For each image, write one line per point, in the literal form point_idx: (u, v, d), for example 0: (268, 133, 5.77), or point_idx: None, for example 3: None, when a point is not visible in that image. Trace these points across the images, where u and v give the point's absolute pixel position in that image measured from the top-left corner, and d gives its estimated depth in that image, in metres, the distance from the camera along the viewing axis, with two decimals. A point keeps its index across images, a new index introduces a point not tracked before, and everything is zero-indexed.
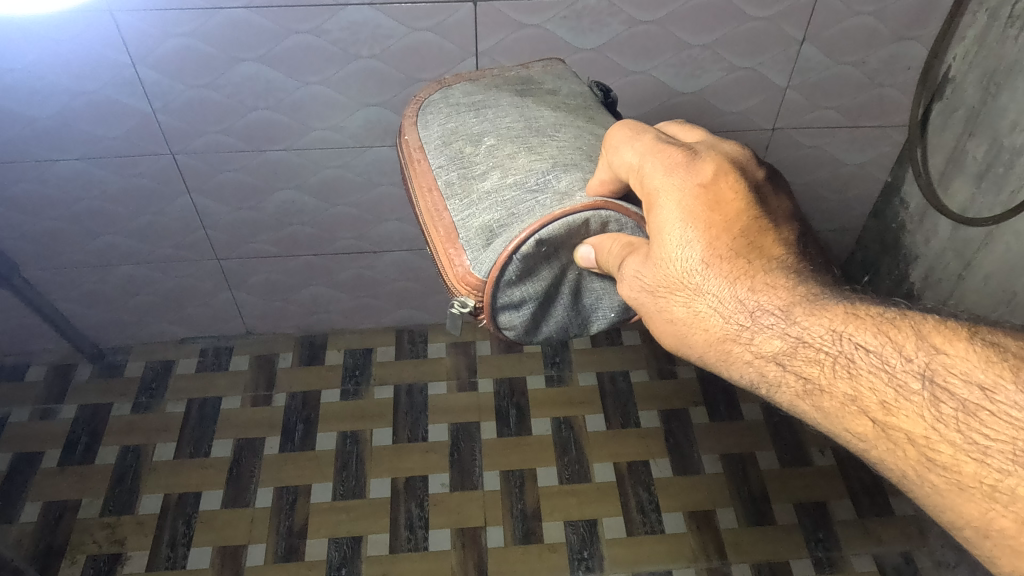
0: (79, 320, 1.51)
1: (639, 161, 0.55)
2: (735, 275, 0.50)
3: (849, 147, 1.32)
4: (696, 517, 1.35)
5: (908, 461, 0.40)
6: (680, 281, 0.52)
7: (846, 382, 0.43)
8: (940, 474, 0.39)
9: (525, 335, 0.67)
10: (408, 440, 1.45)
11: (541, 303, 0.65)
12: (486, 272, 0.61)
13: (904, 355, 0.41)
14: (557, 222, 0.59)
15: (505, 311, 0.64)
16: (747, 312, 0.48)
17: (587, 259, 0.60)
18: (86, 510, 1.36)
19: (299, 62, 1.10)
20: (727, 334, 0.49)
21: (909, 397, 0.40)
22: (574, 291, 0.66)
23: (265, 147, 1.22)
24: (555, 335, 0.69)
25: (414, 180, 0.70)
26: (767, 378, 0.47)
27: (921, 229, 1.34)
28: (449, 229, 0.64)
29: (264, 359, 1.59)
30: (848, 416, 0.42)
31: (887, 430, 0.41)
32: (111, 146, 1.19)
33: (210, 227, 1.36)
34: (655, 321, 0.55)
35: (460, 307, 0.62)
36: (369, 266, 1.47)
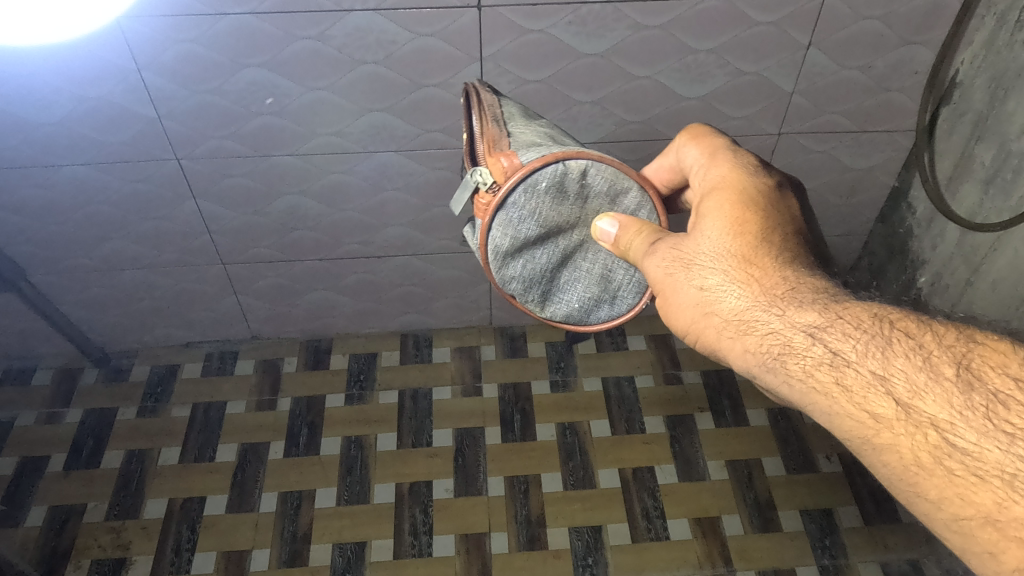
0: (85, 324, 1.52)
1: (715, 179, 0.67)
2: (782, 275, 0.58)
3: (856, 152, 1.32)
4: (701, 523, 1.35)
5: (930, 444, 0.44)
6: (732, 274, 0.60)
7: (878, 363, 0.49)
8: (961, 459, 0.43)
9: (500, 258, 0.74)
10: (412, 445, 1.45)
11: (542, 238, 0.74)
12: (530, 169, 0.70)
13: (942, 349, 0.47)
14: (608, 171, 0.72)
15: (514, 214, 0.72)
16: (791, 301, 0.56)
17: (606, 229, 0.70)
18: (91, 514, 1.36)
19: (304, 68, 1.10)
20: (767, 317, 0.56)
21: (941, 383, 0.45)
22: (566, 255, 0.77)
23: (270, 152, 1.22)
24: (517, 281, 0.76)
25: (484, 116, 0.82)
26: (800, 354, 0.53)
27: (928, 233, 1.33)
28: (498, 139, 0.77)
29: (269, 363, 1.59)
30: (875, 394, 0.48)
31: (911, 408, 0.46)
32: (117, 152, 1.19)
33: (215, 232, 1.36)
34: (693, 304, 0.62)
35: (484, 180, 0.73)
36: (374, 270, 1.47)
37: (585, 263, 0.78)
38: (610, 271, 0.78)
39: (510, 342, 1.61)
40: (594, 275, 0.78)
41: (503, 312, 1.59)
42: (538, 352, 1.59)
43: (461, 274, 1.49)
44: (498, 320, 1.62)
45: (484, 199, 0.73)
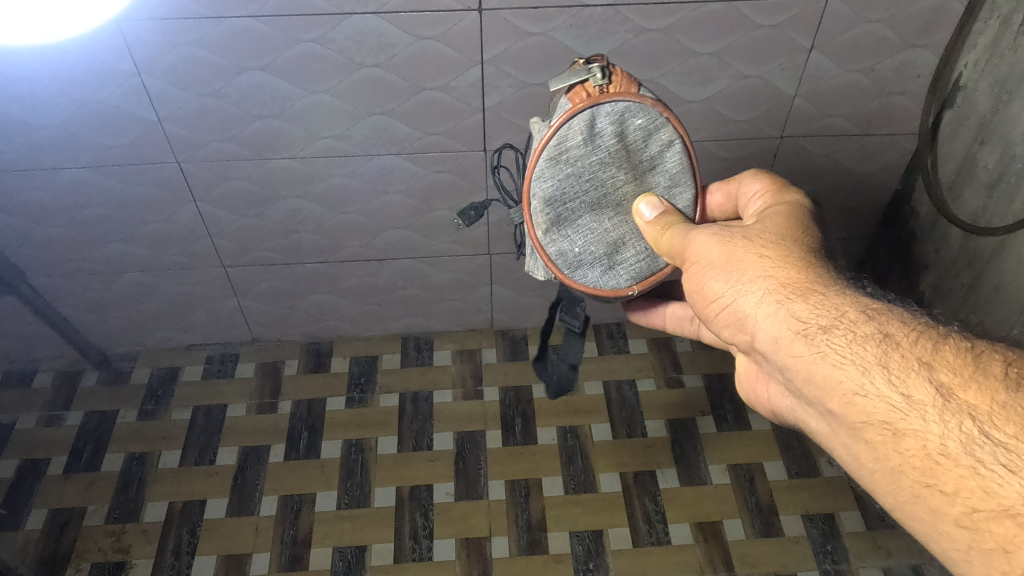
0: (85, 327, 1.51)
1: (782, 201, 0.76)
2: (839, 276, 0.66)
3: (859, 155, 1.31)
4: (703, 528, 1.34)
5: (964, 426, 0.52)
6: (793, 259, 0.68)
7: (928, 352, 0.57)
8: (989, 445, 0.51)
9: (555, 149, 0.78)
10: (413, 448, 1.45)
11: (601, 163, 0.79)
12: (640, 104, 0.78)
13: (988, 356, 0.55)
14: (683, 159, 0.81)
15: (601, 121, 0.77)
16: (848, 291, 0.64)
17: (653, 203, 0.79)
18: (91, 518, 1.36)
19: (305, 71, 1.10)
20: (823, 298, 0.64)
21: (983, 380, 0.54)
22: (603, 200, 0.80)
23: (271, 155, 1.22)
24: (548, 184, 0.79)
25: None
26: (852, 328, 0.60)
27: (932, 237, 1.32)
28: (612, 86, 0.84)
29: (269, 366, 1.58)
30: (919, 375, 0.56)
31: (951, 396, 0.54)
32: (118, 155, 1.19)
33: (216, 235, 1.36)
34: (746, 274, 0.69)
35: (599, 77, 0.78)
36: (374, 273, 1.47)
37: (610, 221, 0.81)
38: (622, 245, 0.82)
39: (511, 345, 1.61)
40: (606, 237, 0.81)
41: (504, 315, 1.59)
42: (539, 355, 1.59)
43: (462, 278, 1.49)
44: (499, 323, 1.61)
45: (587, 90, 0.78)
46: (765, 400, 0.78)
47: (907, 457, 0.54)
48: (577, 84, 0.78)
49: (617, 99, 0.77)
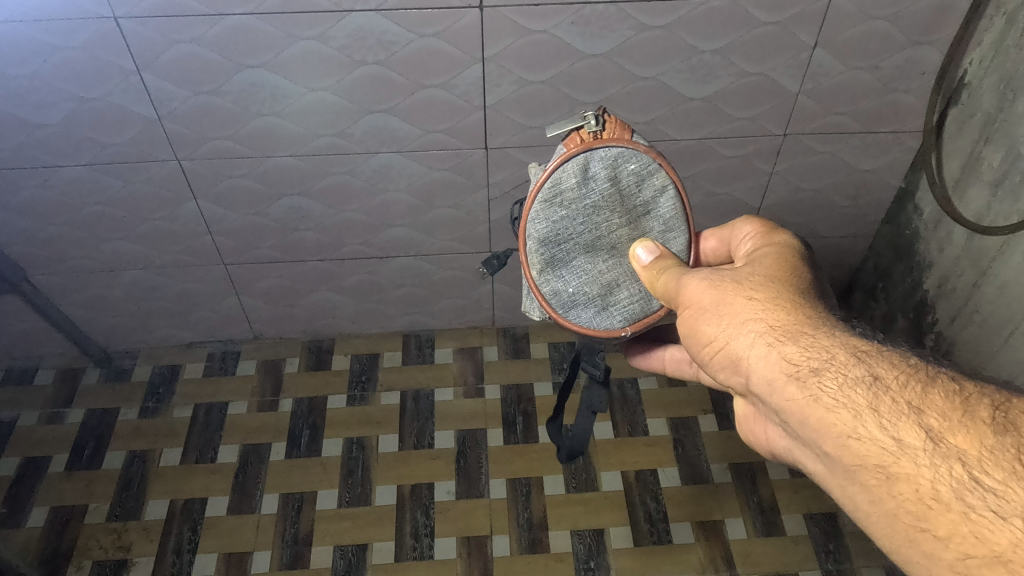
0: (86, 324, 1.51)
1: (768, 240, 0.74)
2: (828, 317, 0.63)
3: (862, 153, 1.30)
4: (704, 527, 1.34)
5: (954, 472, 0.48)
6: (780, 301, 0.65)
7: (915, 395, 0.53)
8: (981, 493, 0.47)
9: (550, 191, 0.79)
10: (414, 447, 1.45)
11: (595, 209, 0.79)
12: (631, 151, 0.79)
13: (978, 397, 0.52)
14: (678, 206, 0.80)
15: (595, 162, 0.78)
16: (835, 334, 0.61)
17: (648, 249, 0.77)
18: (92, 516, 1.36)
19: (305, 68, 1.09)
20: (808, 340, 0.61)
21: (973, 422, 0.50)
22: (596, 241, 0.80)
23: (271, 153, 1.21)
24: (541, 227, 0.80)
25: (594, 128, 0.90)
26: (837, 372, 0.57)
27: (935, 236, 1.31)
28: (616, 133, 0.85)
29: (270, 364, 1.58)
30: (905, 420, 0.52)
31: (942, 440, 0.50)
32: (118, 153, 1.19)
33: (216, 232, 1.35)
34: (734, 316, 0.66)
35: (593, 119, 0.78)
36: (375, 271, 1.46)
37: (604, 264, 0.81)
38: (616, 287, 0.81)
39: (512, 343, 1.60)
40: (600, 279, 0.81)
41: (506, 313, 1.58)
42: (541, 353, 1.58)
43: (463, 276, 1.49)
44: (500, 321, 1.61)
45: (582, 136, 0.79)
46: (766, 442, 0.73)
47: (899, 502, 0.50)
48: (573, 130, 0.79)
49: (611, 142, 0.78)
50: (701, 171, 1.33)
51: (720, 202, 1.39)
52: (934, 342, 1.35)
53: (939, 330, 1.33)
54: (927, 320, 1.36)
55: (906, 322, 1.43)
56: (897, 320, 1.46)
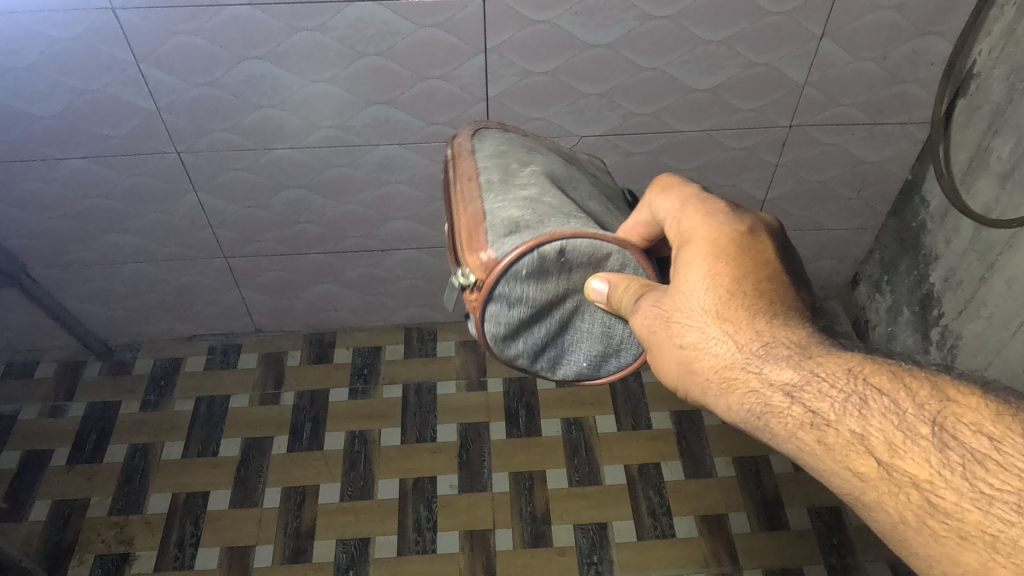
0: (87, 317, 1.51)
1: (677, 206, 0.59)
2: (749, 312, 0.50)
3: (868, 144, 1.29)
4: (708, 521, 1.33)
5: (911, 504, 0.38)
6: (695, 312, 0.52)
7: (854, 420, 0.41)
8: (940, 520, 0.37)
9: (501, 347, 0.65)
10: (416, 440, 1.44)
11: (535, 314, 0.63)
12: (507, 255, 0.61)
13: (916, 399, 0.40)
14: (590, 239, 0.60)
15: (497, 306, 0.61)
16: (761, 344, 0.48)
17: (599, 293, 0.60)
18: (94, 509, 1.36)
19: (304, 59, 1.07)
20: (735, 362, 0.49)
21: (916, 440, 0.39)
22: (565, 322, 0.66)
23: (271, 145, 1.20)
24: (521, 360, 0.67)
25: (455, 179, 0.74)
26: (770, 407, 0.46)
27: (942, 228, 1.30)
28: (477, 212, 0.65)
29: (272, 357, 1.58)
30: (852, 454, 0.41)
31: (892, 469, 0.39)
32: (117, 145, 1.18)
33: (217, 225, 1.34)
34: (665, 350, 0.55)
35: (464, 275, 0.61)
36: (377, 263, 1.45)
37: (584, 321, 0.66)
38: (612, 325, 0.66)
39: None
40: (604, 335, 0.67)
41: None
42: None
43: None
44: None
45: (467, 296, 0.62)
46: None
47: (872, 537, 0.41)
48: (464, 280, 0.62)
49: (486, 270, 0.61)
50: (705, 163, 1.31)
51: (724, 194, 1.38)
52: (940, 335, 1.33)
53: (945, 323, 1.31)
54: (933, 313, 1.35)
55: (912, 315, 1.41)
56: (903, 313, 1.44)
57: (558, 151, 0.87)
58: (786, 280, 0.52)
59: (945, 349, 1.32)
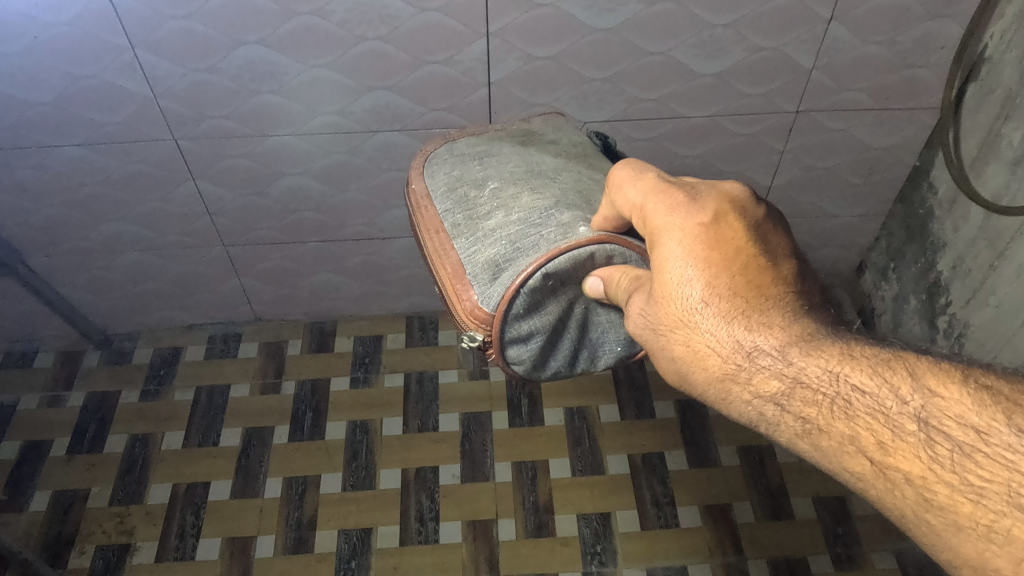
0: (85, 306, 1.49)
1: (643, 200, 0.59)
2: (732, 313, 0.51)
3: (876, 130, 1.27)
4: (712, 511, 1.33)
5: (907, 501, 0.40)
6: (681, 318, 0.53)
7: (844, 423, 0.43)
8: (937, 514, 0.39)
9: (534, 370, 0.74)
10: (418, 430, 1.43)
11: (549, 337, 0.71)
12: (495, 306, 0.68)
13: (900, 397, 0.42)
14: (565, 256, 0.66)
15: (514, 346, 0.70)
16: (744, 351, 0.49)
17: (596, 290, 0.66)
18: (95, 500, 1.35)
19: (303, 44, 1.05)
20: (725, 372, 0.50)
21: (904, 437, 0.41)
22: (582, 325, 0.73)
23: (269, 132, 1.18)
24: (562, 369, 0.75)
25: (422, 225, 0.78)
26: (766, 417, 0.48)
27: (950, 216, 1.28)
28: (456, 267, 0.72)
29: (272, 346, 1.56)
30: (846, 456, 0.42)
31: (885, 469, 0.41)
32: (113, 132, 1.16)
33: (215, 213, 1.33)
34: (659, 357, 0.56)
35: (471, 340, 0.70)
36: (378, 252, 1.44)
37: (603, 314, 0.73)
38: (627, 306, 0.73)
39: None
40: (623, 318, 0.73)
41: None
42: None
43: None
44: None
45: (486, 347, 0.71)
46: None
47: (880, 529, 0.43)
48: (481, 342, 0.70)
49: (489, 327, 0.69)
50: (710, 150, 1.30)
51: (729, 181, 1.36)
52: (947, 324, 1.32)
53: (952, 312, 1.30)
54: (941, 301, 1.33)
55: (919, 303, 1.40)
56: (909, 301, 1.43)
57: (512, 134, 0.90)
58: (763, 260, 0.52)
59: (952, 338, 1.31)
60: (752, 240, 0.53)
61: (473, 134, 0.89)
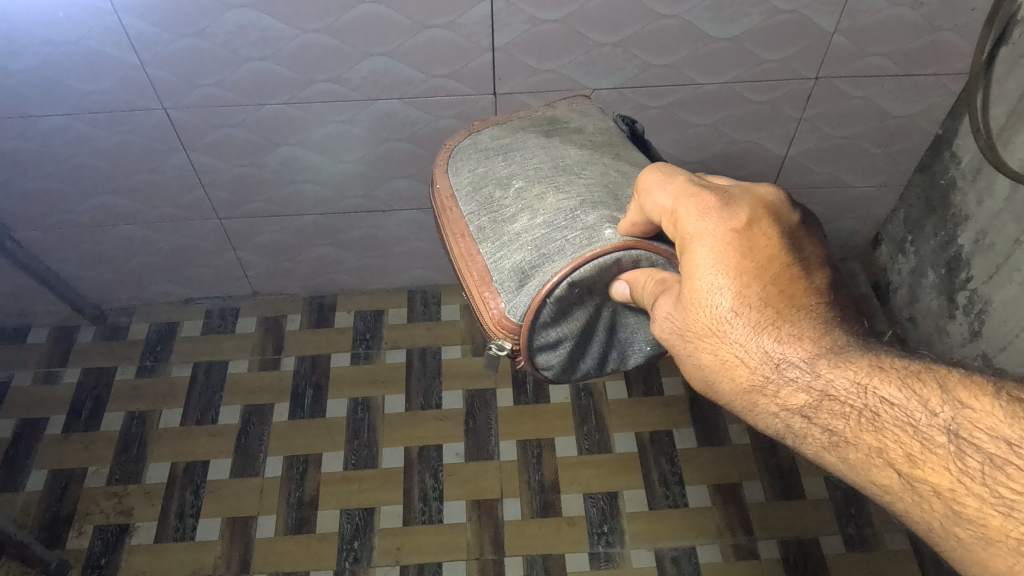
0: (78, 280, 1.45)
1: (674, 205, 0.57)
2: (761, 322, 0.48)
3: (898, 97, 1.21)
4: (721, 490, 1.30)
5: (935, 514, 0.39)
6: (709, 327, 0.51)
7: (872, 435, 0.42)
8: (966, 527, 0.37)
9: (564, 373, 0.74)
10: (421, 407, 1.40)
11: (578, 341, 0.71)
12: (521, 315, 0.68)
13: (929, 408, 0.41)
14: (591, 264, 0.65)
15: (543, 352, 0.71)
16: (771, 362, 0.47)
17: (624, 294, 0.65)
18: (92, 479, 1.33)
19: (295, 7, 0.99)
20: (752, 383, 0.48)
21: (933, 449, 0.39)
22: (610, 328, 0.72)
23: (263, 101, 1.13)
24: (592, 370, 0.75)
25: (447, 227, 0.77)
26: (793, 430, 0.46)
27: (974, 187, 1.23)
28: (482, 272, 0.72)
29: (271, 321, 1.53)
30: (873, 469, 0.41)
31: (913, 482, 0.40)
32: (100, 101, 1.10)
33: (209, 185, 1.28)
34: (685, 364, 0.54)
35: (499, 348, 0.70)
36: (378, 224, 1.39)
37: (631, 317, 0.72)
38: None
39: None
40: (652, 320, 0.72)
41: None
42: None
43: None
44: None
45: (514, 354, 0.71)
46: None
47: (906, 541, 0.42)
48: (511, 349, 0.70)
49: (516, 336, 0.69)
50: (724, 118, 1.24)
51: (743, 151, 1.31)
52: (967, 300, 1.28)
53: (973, 288, 1.26)
54: (961, 276, 1.29)
55: (937, 278, 1.35)
56: (928, 275, 1.38)
57: (535, 122, 0.87)
58: (793, 268, 0.50)
59: (973, 314, 1.26)
60: (782, 247, 0.51)
61: (496, 125, 0.87)
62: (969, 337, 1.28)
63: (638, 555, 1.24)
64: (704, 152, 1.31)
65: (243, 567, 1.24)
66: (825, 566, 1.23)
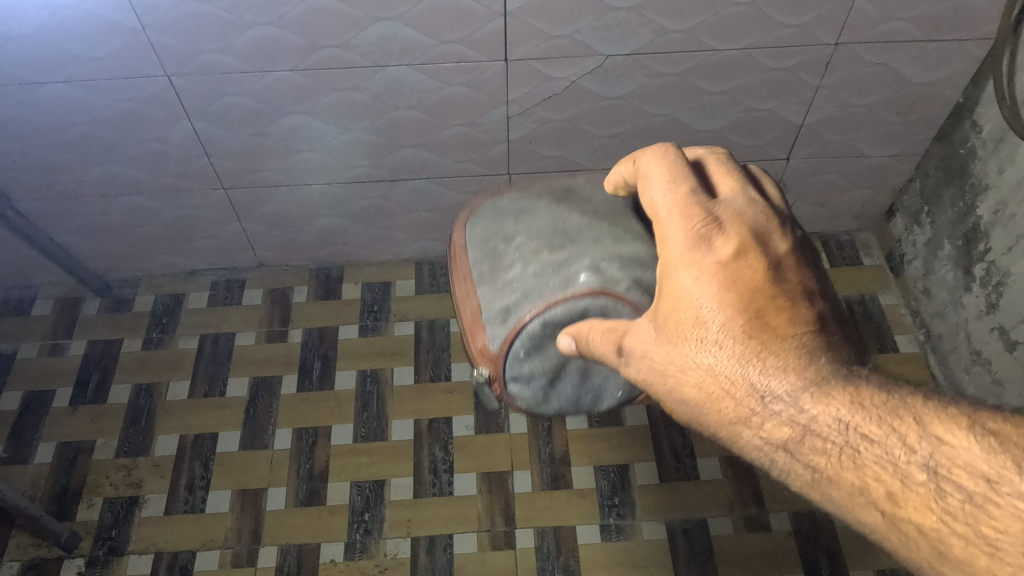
0: (82, 252, 1.43)
1: (665, 225, 0.55)
2: (750, 359, 0.49)
3: (920, 63, 1.18)
4: (732, 463, 1.29)
5: (921, 550, 0.40)
6: (701, 364, 0.51)
7: (852, 473, 0.43)
8: (952, 562, 0.39)
9: (538, 405, 0.74)
10: (430, 379, 1.39)
11: (551, 379, 0.71)
12: (499, 347, 0.69)
13: (907, 446, 0.41)
14: (561, 308, 0.65)
15: (515, 385, 0.71)
16: (757, 398, 0.48)
17: (569, 348, 0.64)
18: (101, 452, 1.32)
19: None
20: (737, 417, 0.49)
21: (913, 488, 0.40)
22: (584, 370, 0.71)
23: (269, 67, 1.10)
24: (566, 408, 0.74)
25: (454, 259, 0.77)
26: (778, 462, 0.47)
27: (995, 157, 1.20)
28: (474, 311, 0.71)
29: (277, 293, 1.51)
30: (857, 504, 0.43)
31: (896, 517, 0.41)
32: (101, 69, 1.08)
33: (214, 154, 1.25)
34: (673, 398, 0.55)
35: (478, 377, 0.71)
36: (386, 195, 1.37)
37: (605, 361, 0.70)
38: None
39: None
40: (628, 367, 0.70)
41: None
42: None
43: None
44: None
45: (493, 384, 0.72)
46: None
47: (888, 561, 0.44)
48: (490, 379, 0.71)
49: (494, 365, 0.70)
50: (741, 85, 1.21)
51: (758, 119, 1.28)
52: (984, 272, 1.26)
53: (992, 260, 1.23)
54: (978, 248, 1.26)
55: (954, 250, 1.32)
56: (944, 245, 1.35)
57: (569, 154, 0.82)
58: (779, 298, 0.50)
59: (990, 287, 1.24)
60: (768, 272, 0.51)
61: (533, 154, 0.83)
62: (985, 310, 1.26)
63: (649, 527, 1.24)
64: (718, 121, 1.28)
65: (254, 539, 1.24)
66: (836, 538, 1.22)
